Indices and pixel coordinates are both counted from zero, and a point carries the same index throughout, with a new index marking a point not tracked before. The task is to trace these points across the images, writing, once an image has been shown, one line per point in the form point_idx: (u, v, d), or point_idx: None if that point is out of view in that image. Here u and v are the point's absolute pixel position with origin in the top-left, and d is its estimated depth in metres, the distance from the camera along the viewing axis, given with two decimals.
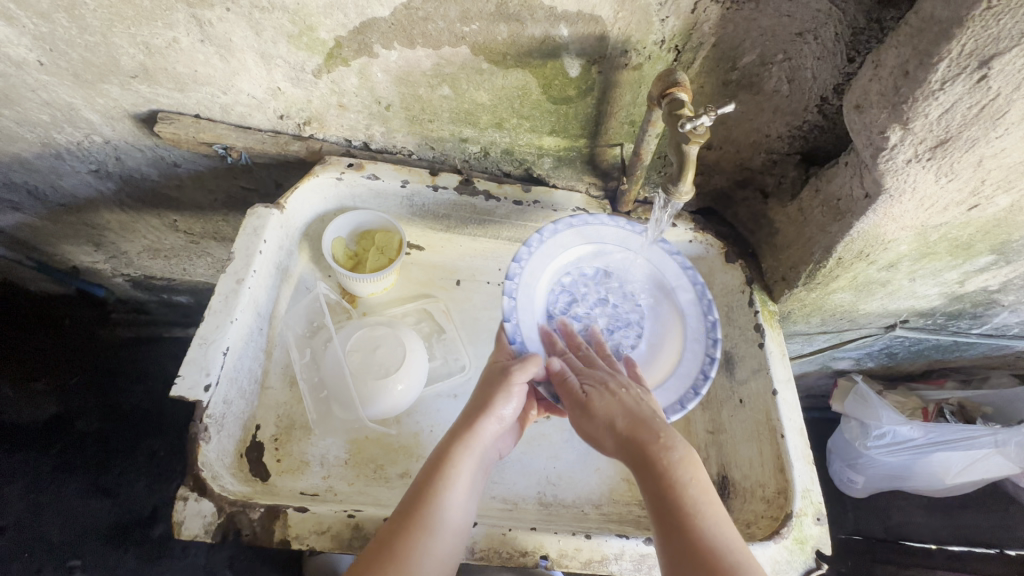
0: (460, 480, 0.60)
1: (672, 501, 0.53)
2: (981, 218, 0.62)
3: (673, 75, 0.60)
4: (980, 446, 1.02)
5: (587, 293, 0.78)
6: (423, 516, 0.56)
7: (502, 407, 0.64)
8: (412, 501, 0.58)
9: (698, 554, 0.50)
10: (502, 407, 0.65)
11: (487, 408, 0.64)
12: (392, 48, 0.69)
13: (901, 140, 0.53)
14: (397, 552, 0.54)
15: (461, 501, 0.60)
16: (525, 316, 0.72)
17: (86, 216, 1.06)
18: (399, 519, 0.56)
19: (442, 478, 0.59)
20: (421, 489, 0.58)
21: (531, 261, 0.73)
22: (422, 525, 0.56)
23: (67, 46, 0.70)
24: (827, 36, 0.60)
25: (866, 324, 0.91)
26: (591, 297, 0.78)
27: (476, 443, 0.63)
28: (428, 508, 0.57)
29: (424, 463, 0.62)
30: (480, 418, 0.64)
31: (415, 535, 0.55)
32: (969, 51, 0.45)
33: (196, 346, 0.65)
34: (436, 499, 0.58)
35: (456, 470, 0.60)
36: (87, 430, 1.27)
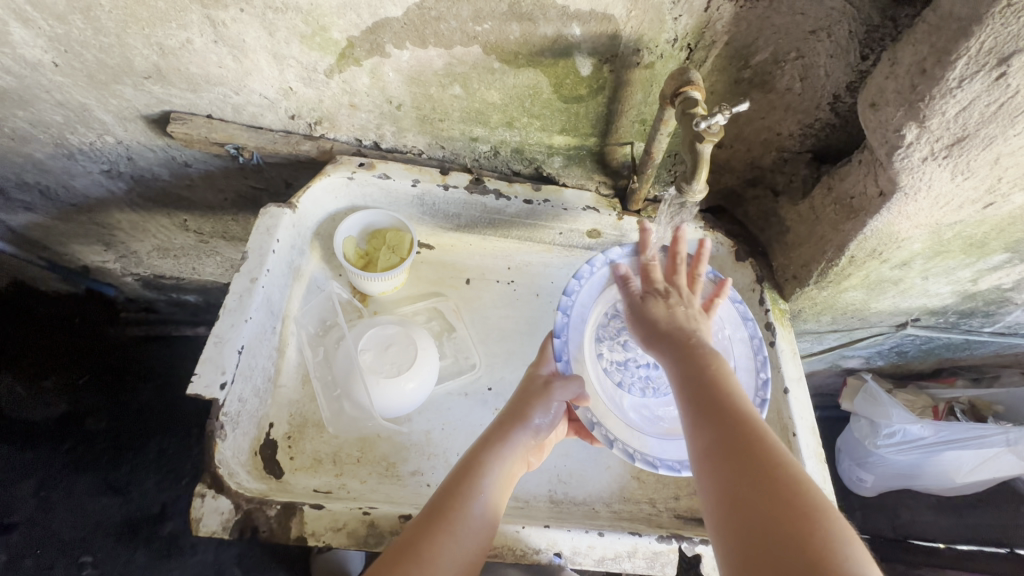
0: (490, 484, 0.61)
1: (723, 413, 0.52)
2: (996, 216, 0.62)
3: (686, 73, 0.60)
4: (990, 444, 1.02)
5: None
6: (452, 515, 0.57)
7: (537, 417, 0.67)
8: (443, 499, 0.59)
9: (754, 460, 0.47)
10: (535, 419, 0.67)
11: (520, 418, 0.67)
12: (404, 48, 0.70)
13: (917, 138, 0.53)
14: (422, 548, 0.54)
15: (490, 506, 0.60)
16: (574, 334, 0.74)
17: (98, 215, 1.07)
18: (427, 516, 0.57)
19: (471, 481, 0.60)
20: (451, 488, 0.59)
21: (587, 282, 0.76)
22: (452, 523, 0.56)
23: (81, 47, 0.71)
24: (840, 34, 0.60)
25: (877, 322, 0.91)
26: None
27: (507, 450, 0.64)
28: (456, 508, 0.57)
29: (454, 468, 0.63)
30: (514, 427, 0.66)
31: (441, 534, 0.55)
32: (988, 48, 0.45)
33: (211, 344, 0.65)
34: (465, 501, 0.58)
35: (486, 474, 0.61)
36: (97, 429, 1.29)
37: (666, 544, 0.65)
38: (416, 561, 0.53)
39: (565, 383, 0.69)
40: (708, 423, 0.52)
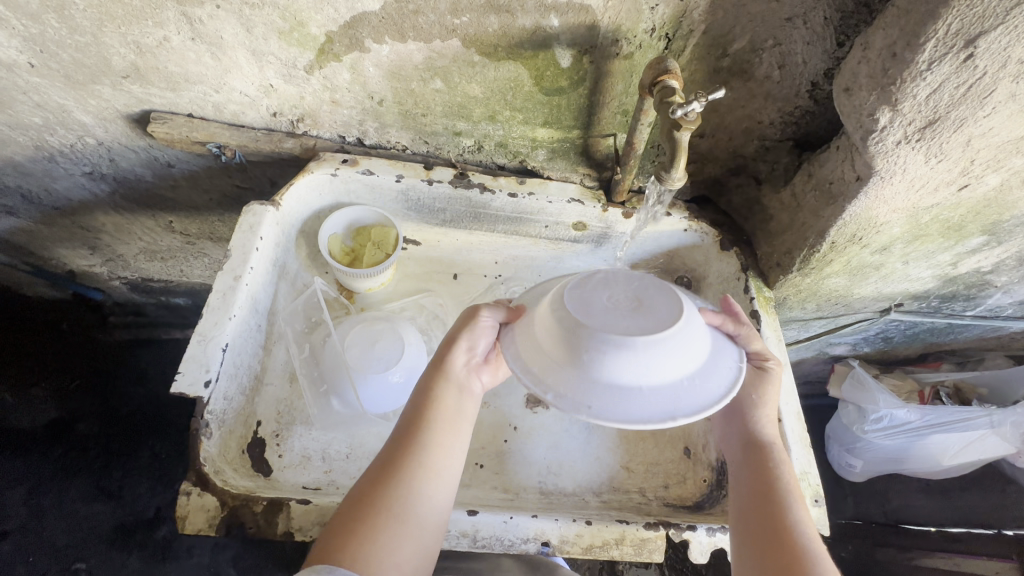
0: (447, 406, 0.62)
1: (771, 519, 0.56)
2: (972, 198, 0.63)
3: (664, 62, 0.60)
4: (976, 427, 1.03)
5: None
6: (418, 441, 0.59)
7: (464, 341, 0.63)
8: (406, 431, 0.60)
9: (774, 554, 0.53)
10: (469, 344, 0.63)
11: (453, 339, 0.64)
12: (383, 42, 0.69)
13: (890, 121, 0.53)
14: (392, 478, 0.57)
15: (451, 427, 0.62)
16: None
17: (81, 218, 1.06)
18: (396, 446, 0.59)
19: (432, 411, 0.61)
20: (411, 418, 0.61)
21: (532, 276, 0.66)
22: (420, 452, 0.59)
23: (57, 48, 0.70)
24: (816, 20, 0.61)
25: (861, 308, 0.92)
26: None
27: (457, 374, 0.64)
28: (421, 432, 0.60)
29: (414, 392, 0.64)
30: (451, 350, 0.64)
31: (410, 457, 0.58)
32: (955, 30, 0.46)
33: (195, 343, 0.65)
34: (424, 430, 0.60)
35: (440, 400, 0.62)
36: (88, 434, 1.28)
37: (653, 530, 0.66)
38: (387, 489, 0.56)
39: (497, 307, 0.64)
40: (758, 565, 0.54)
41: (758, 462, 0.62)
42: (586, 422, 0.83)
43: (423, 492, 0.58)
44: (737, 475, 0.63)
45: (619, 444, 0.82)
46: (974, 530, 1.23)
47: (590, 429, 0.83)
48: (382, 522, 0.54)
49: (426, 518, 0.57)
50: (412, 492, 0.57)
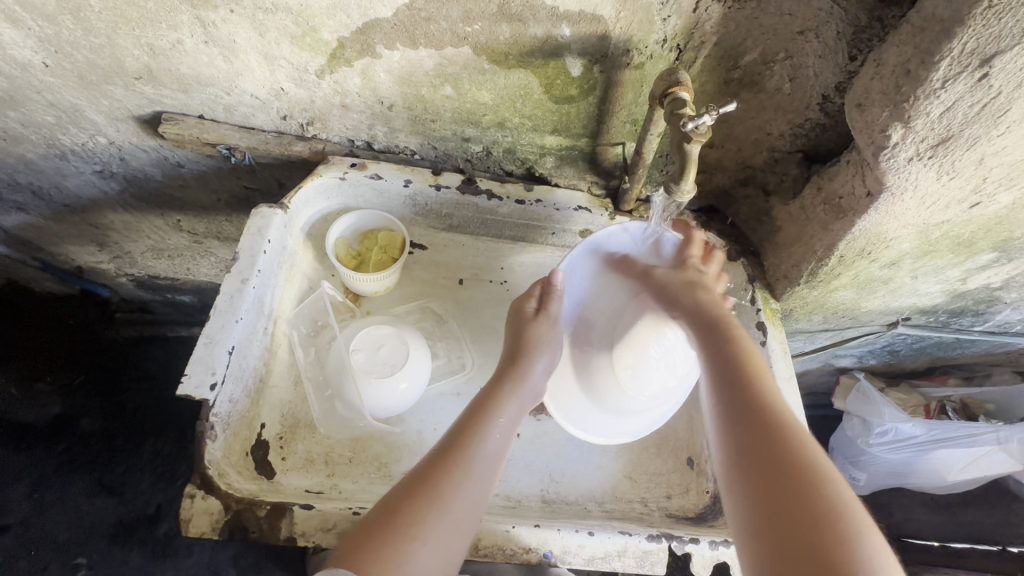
0: (500, 418, 0.66)
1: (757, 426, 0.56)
2: (983, 216, 0.62)
3: (674, 74, 0.60)
4: (981, 443, 1.02)
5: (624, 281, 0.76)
6: (466, 452, 0.61)
7: (539, 359, 0.72)
8: (459, 433, 0.63)
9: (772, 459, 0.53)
10: (538, 359, 0.73)
11: (526, 356, 0.72)
12: (395, 48, 0.70)
13: (903, 138, 0.53)
14: (439, 476, 0.59)
15: (503, 439, 0.65)
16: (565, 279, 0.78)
17: (90, 216, 1.07)
18: (439, 454, 0.61)
19: (485, 418, 0.65)
20: (465, 423, 0.65)
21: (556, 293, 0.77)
22: (465, 452, 0.61)
23: (71, 49, 0.71)
24: (828, 34, 0.61)
25: (868, 321, 0.91)
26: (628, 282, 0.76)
27: (519, 389, 0.69)
28: (468, 444, 0.62)
29: (470, 404, 0.68)
30: (522, 367, 0.71)
31: (453, 469, 0.59)
32: (971, 49, 0.46)
33: (202, 345, 0.65)
34: (474, 439, 0.63)
35: (495, 411, 0.66)
36: (91, 430, 1.28)
37: (656, 542, 0.65)
38: (431, 489, 0.57)
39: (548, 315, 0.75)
40: (783, 525, 0.49)
41: (750, 393, 0.59)
42: None
43: (465, 497, 0.59)
44: (722, 426, 0.59)
45: (622, 453, 0.82)
46: (978, 545, 1.23)
47: (593, 438, 0.83)
48: (414, 538, 0.54)
49: (460, 518, 0.57)
50: (449, 505, 0.57)
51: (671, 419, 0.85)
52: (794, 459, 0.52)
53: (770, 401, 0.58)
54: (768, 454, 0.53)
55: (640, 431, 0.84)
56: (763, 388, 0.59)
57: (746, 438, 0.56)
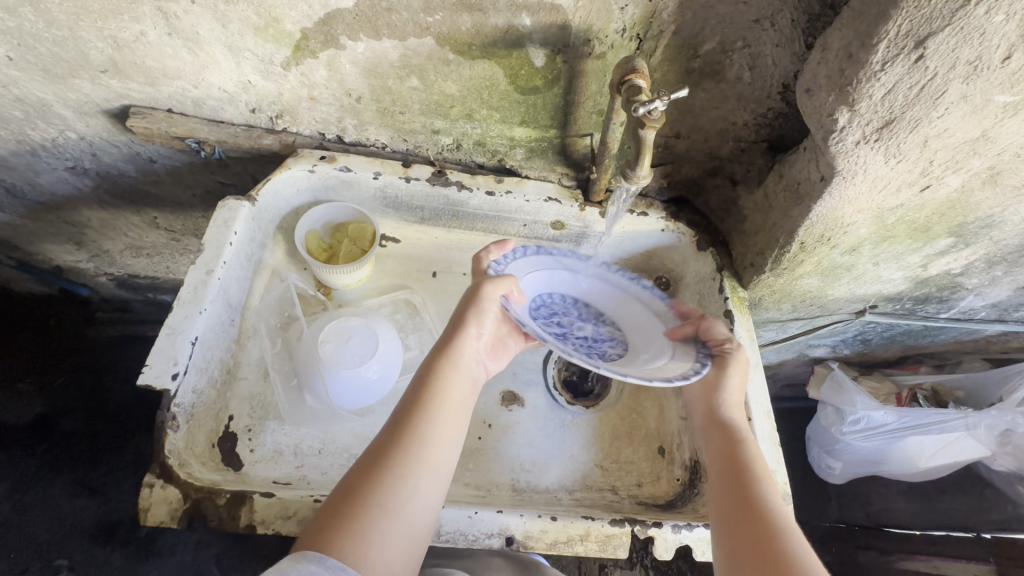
0: (449, 391, 0.63)
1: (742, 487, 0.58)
2: (935, 199, 0.63)
3: (631, 61, 0.60)
4: (951, 429, 1.04)
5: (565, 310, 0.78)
6: (416, 425, 0.59)
7: (474, 326, 0.68)
8: (405, 411, 0.61)
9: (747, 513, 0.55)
10: (474, 328, 0.68)
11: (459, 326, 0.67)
12: (359, 39, 0.70)
13: (849, 121, 0.54)
14: (392, 456, 0.56)
15: (454, 413, 0.62)
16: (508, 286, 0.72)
17: (66, 214, 1.07)
18: (393, 429, 0.59)
19: (429, 391, 0.62)
20: (411, 399, 0.62)
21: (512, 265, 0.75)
22: (416, 431, 0.58)
23: (35, 41, 0.70)
24: (783, 23, 0.62)
25: (836, 310, 0.92)
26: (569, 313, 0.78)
27: (459, 360, 0.66)
28: (419, 415, 0.60)
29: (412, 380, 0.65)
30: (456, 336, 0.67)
31: (405, 442, 0.57)
32: (906, 31, 0.47)
33: (165, 336, 0.65)
34: (423, 416, 0.60)
35: (443, 383, 0.63)
36: (73, 429, 1.26)
37: (619, 526, 0.66)
38: (386, 471, 0.55)
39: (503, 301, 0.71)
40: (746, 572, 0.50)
41: (728, 449, 0.63)
42: (561, 421, 0.83)
43: (423, 477, 0.56)
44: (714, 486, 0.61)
45: (593, 442, 0.82)
46: (952, 533, 1.23)
47: (565, 427, 0.83)
48: (373, 511, 0.52)
49: (420, 494, 0.56)
50: (409, 478, 0.55)
51: (641, 408, 0.85)
52: (752, 501, 0.56)
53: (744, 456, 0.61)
54: (734, 507, 0.57)
55: (611, 420, 0.84)
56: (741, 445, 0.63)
57: (721, 505, 0.58)
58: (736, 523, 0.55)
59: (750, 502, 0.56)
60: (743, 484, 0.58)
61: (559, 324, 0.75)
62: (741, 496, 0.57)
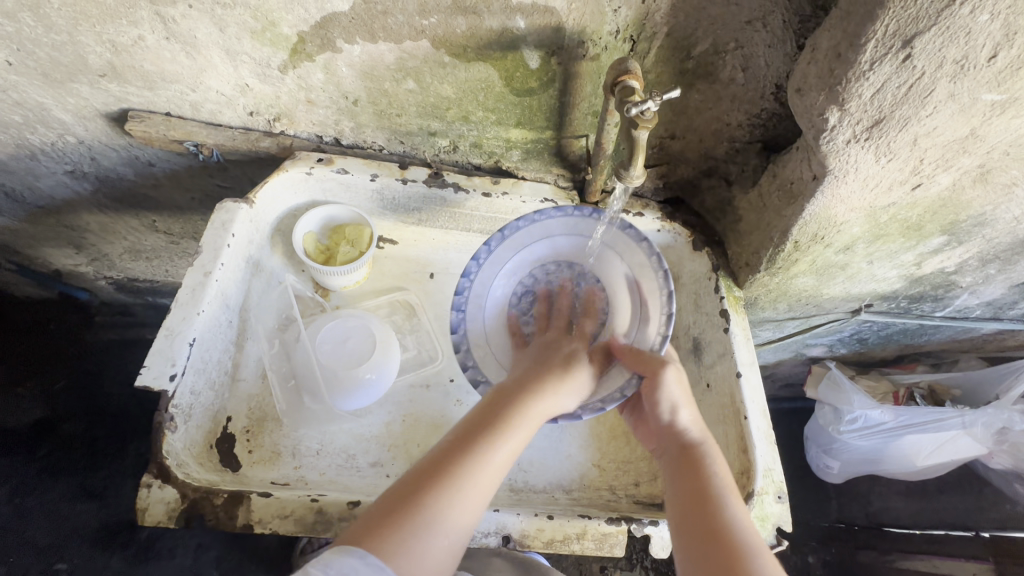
0: (528, 421, 0.61)
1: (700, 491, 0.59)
2: (926, 198, 0.64)
3: (625, 63, 0.61)
4: (948, 428, 1.04)
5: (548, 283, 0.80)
6: (483, 442, 0.57)
7: (571, 380, 0.66)
8: (481, 426, 0.59)
9: (705, 519, 0.56)
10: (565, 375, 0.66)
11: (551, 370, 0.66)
12: (355, 42, 0.70)
13: (839, 121, 0.55)
14: (452, 470, 0.54)
15: (523, 440, 0.60)
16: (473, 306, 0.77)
17: (65, 218, 1.07)
18: (453, 443, 0.56)
19: (511, 415, 0.60)
20: (488, 416, 0.60)
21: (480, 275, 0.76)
22: (486, 450, 0.56)
23: (34, 46, 0.71)
24: (775, 24, 0.62)
25: (832, 309, 0.93)
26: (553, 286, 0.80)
27: (549, 392, 0.64)
28: (485, 431, 0.58)
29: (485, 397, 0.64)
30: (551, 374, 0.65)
31: (472, 459, 0.55)
32: (893, 30, 0.47)
33: (162, 337, 0.66)
34: (497, 436, 0.58)
35: (527, 409, 0.61)
36: (73, 433, 1.27)
37: (615, 525, 0.66)
38: (445, 485, 0.53)
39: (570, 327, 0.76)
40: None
41: (681, 456, 0.63)
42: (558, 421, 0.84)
43: (475, 498, 0.54)
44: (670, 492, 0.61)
45: (590, 442, 0.83)
46: (952, 532, 1.23)
47: (562, 427, 0.83)
48: (422, 521, 0.50)
49: (470, 512, 0.53)
50: (463, 493, 0.53)
51: None
52: (708, 505, 0.57)
53: (705, 466, 0.61)
54: (695, 525, 0.56)
55: (609, 420, 0.84)
56: (698, 455, 0.62)
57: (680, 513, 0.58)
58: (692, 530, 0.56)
59: (710, 518, 0.55)
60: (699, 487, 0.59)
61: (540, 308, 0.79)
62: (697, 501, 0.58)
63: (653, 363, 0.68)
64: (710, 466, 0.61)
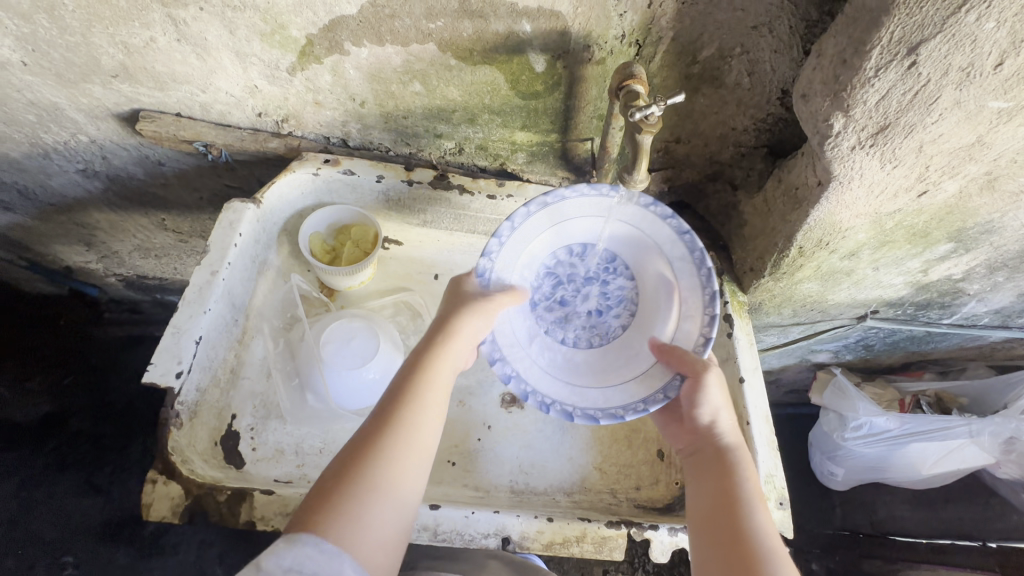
0: (436, 375, 0.63)
1: (727, 492, 0.59)
2: (932, 205, 0.63)
3: (629, 67, 0.61)
4: (955, 437, 1.03)
5: (569, 276, 0.78)
6: (402, 412, 0.59)
7: (471, 325, 0.67)
8: (391, 396, 0.61)
9: (730, 522, 0.57)
10: (473, 320, 0.67)
11: (458, 323, 0.66)
12: (362, 45, 0.71)
13: (844, 127, 0.54)
14: (377, 441, 0.56)
15: (438, 397, 0.62)
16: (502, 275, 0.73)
17: (76, 215, 1.09)
18: (379, 414, 0.59)
19: (416, 379, 0.62)
20: (398, 386, 0.62)
21: (502, 254, 0.73)
22: (401, 414, 0.59)
23: (48, 47, 0.72)
24: (782, 29, 0.62)
25: (837, 315, 0.92)
26: (574, 281, 0.78)
27: (451, 346, 0.65)
28: (404, 403, 0.60)
29: (402, 366, 0.65)
30: (451, 330, 0.66)
31: (390, 426, 0.58)
32: (898, 37, 0.47)
33: (169, 335, 0.67)
34: (411, 401, 0.60)
35: (433, 371, 0.63)
36: (80, 429, 1.28)
37: (615, 529, 0.66)
38: (375, 456, 0.55)
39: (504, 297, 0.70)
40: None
41: (712, 454, 0.64)
42: (560, 423, 0.83)
43: (407, 460, 0.56)
44: (698, 489, 0.62)
45: (592, 445, 0.83)
46: (958, 542, 1.21)
47: (564, 430, 0.83)
48: (360, 494, 0.52)
49: (409, 477, 0.56)
50: (394, 458, 0.56)
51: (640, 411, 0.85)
52: (735, 507, 0.58)
53: (730, 468, 0.61)
54: (713, 526, 0.57)
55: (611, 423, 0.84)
56: (729, 455, 0.62)
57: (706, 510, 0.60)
58: (715, 528, 0.57)
59: (728, 521, 0.57)
60: (726, 487, 0.60)
61: (560, 304, 0.77)
62: (725, 502, 0.59)
63: (694, 363, 0.67)
64: (738, 471, 0.61)
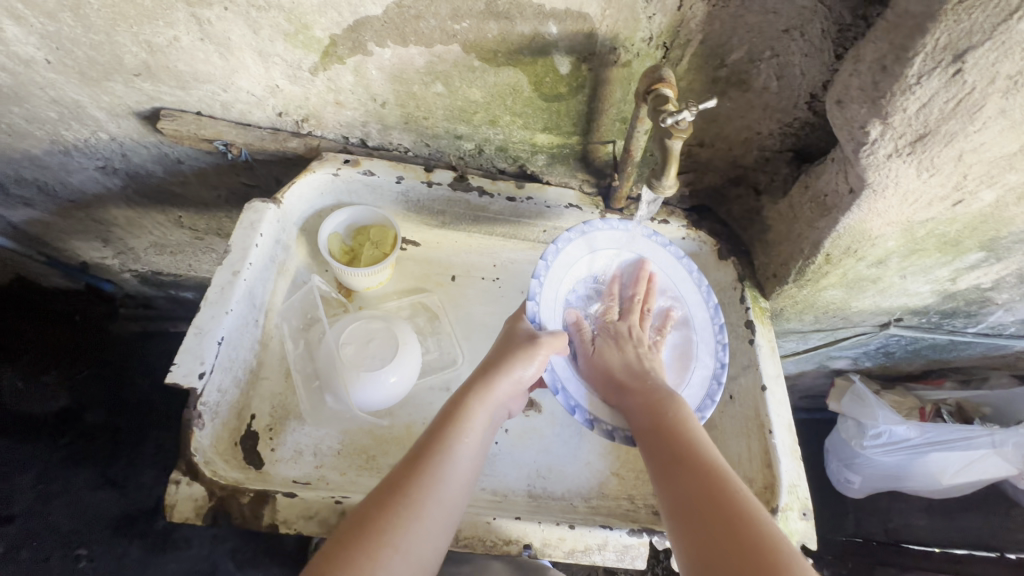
0: (473, 426, 0.64)
1: (665, 424, 0.62)
2: (966, 214, 0.62)
3: (659, 71, 0.60)
4: (977, 446, 1.01)
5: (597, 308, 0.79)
6: (434, 463, 0.59)
7: (519, 369, 0.66)
8: (425, 444, 0.61)
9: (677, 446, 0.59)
10: (521, 367, 0.67)
11: (503, 367, 0.66)
12: (386, 46, 0.71)
13: (881, 134, 0.54)
14: (409, 490, 0.57)
15: (474, 446, 0.63)
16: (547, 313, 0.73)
17: (94, 212, 1.09)
18: (407, 463, 0.60)
19: (453, 427, 0.63)
20: (433, 433, 0.62)
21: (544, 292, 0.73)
22: (433, 462, 0.59)
23: (72, 45, 0.72)
24: (814, 32, 0.61)
25: (859, 322, 0.91)
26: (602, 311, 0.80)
27: (492, 396, 0.66)
28: (436, 456, 0.60)
29: (437, 414, 0.65)
30: (496, 376, 0.66)
31: (422, 475, 0.58)
32: (944, 44, 0.46)
33: (191, 335, 0.67)
34: (444, 451, 0.61)
35: (469, 418, 0.64)
36: (96, 423, 1.28)
37: (637, 537, 0.66)
38: (402, 503, 0.56)
39: (553, 339, 0.69)
40: (697, 534, 0.51)
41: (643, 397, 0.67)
42: (578, 428, 0.83)
43: (434, 511, 0.57)
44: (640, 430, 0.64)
45: (610, 450, 0.82)
46: (976, 552, 1.20)
47: (582, 435, 0.83)
48: (387, 546, 0.53)
49: (436, 525, 0.57)
50: (422, 507, 0.57)
51: None
52: (676, 433, 0.60)
53: (673, 411, 0.63)
54: (671, 474, 0.57)
55: None
56: (659, 394, 0.66)
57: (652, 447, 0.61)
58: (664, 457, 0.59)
59: (685, 455, 0.57)
60: (663, 420, 0.63)
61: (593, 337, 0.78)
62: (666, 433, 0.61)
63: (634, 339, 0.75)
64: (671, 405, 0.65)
